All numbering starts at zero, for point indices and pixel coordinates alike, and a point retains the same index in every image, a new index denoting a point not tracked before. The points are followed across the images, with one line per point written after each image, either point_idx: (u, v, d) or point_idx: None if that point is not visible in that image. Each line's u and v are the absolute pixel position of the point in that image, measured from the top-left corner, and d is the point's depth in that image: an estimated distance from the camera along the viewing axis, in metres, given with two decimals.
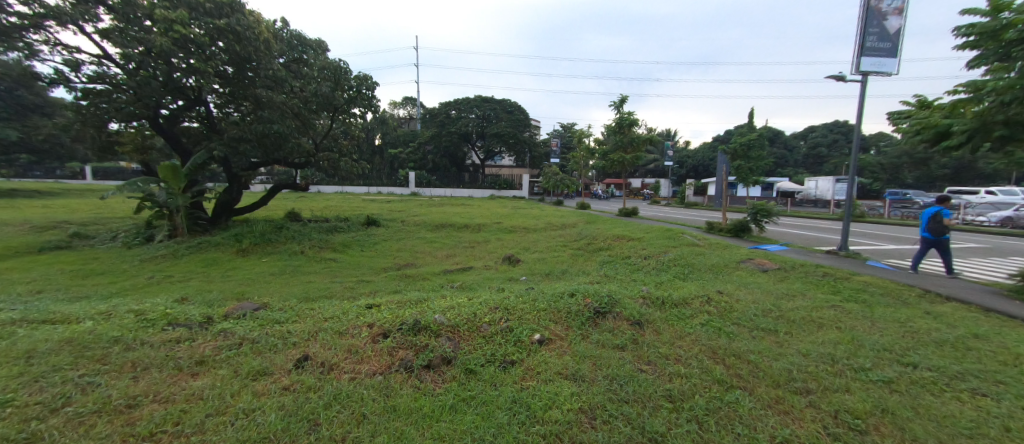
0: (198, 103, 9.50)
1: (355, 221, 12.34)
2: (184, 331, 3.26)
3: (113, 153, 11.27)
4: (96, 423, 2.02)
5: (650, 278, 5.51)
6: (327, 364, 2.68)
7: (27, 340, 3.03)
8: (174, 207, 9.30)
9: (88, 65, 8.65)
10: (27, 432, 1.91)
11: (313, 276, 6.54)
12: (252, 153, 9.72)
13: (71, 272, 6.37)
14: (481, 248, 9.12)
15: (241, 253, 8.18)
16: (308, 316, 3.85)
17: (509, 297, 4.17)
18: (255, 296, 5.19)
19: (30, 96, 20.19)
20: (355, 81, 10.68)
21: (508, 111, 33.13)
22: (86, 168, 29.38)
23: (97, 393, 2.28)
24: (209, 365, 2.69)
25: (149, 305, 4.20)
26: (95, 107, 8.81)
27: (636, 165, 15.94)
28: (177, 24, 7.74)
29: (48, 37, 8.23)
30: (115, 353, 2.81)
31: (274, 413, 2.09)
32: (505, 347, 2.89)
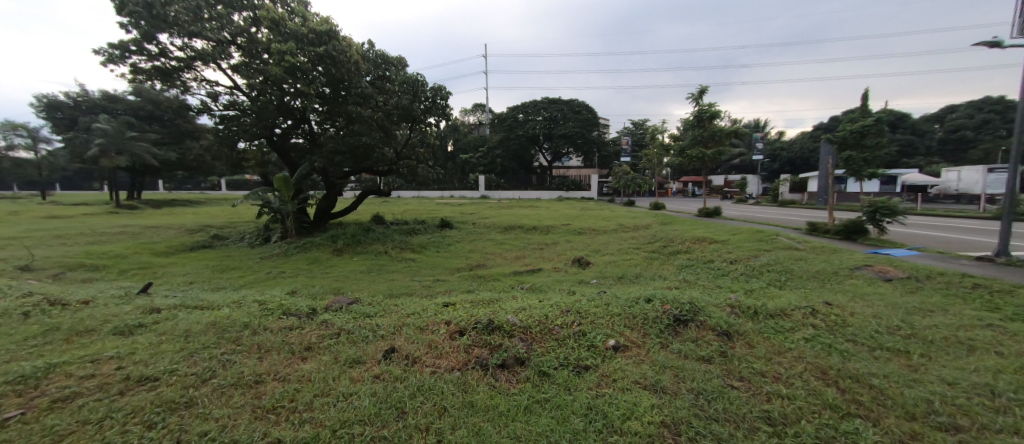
0: (303, 121, 10.94)
1: (431, 224, 13.16)
2: (296, 321, 3.78)
3: (241, 168, 13.50)
4: (234, 395, 2.42)
5: (738, 285, 5.01)
6: (411, 357, 2.88)
7: (186, 321, 3.76)
8: (285, 212, 10.82)
9: (223, 95, 10.46)
10: (186, 397, 2.37)
11: (395, 274, 7.12)
12: (344, 163, 10.92)
13: (212, 267, 7.77)
14: (550, 250, 9.14)
15: (336, 252, 9.22)
16: (393, 312, 4.19)
17: (580, 300, 4.10)
18: (348, 291, 5.83)
19: (185, 124, 25.17)
20: (431, 92, 11.49)
21: (576, 111, 32.60)
22: (222, 181, 35.73)
23: (233, 369, 2.74)
24: (315, 351, 3.08)
25: (268, 297, 4.95)
26: (228, 129, 10.63)
27: (718, 160, 14.62)
28: (288, 54, 8.96)
29: (197, 74, 10.11)
30: (246, 336, 3.35)
31: (368, 399, 2.31)
32: (579, 351, 2.84)
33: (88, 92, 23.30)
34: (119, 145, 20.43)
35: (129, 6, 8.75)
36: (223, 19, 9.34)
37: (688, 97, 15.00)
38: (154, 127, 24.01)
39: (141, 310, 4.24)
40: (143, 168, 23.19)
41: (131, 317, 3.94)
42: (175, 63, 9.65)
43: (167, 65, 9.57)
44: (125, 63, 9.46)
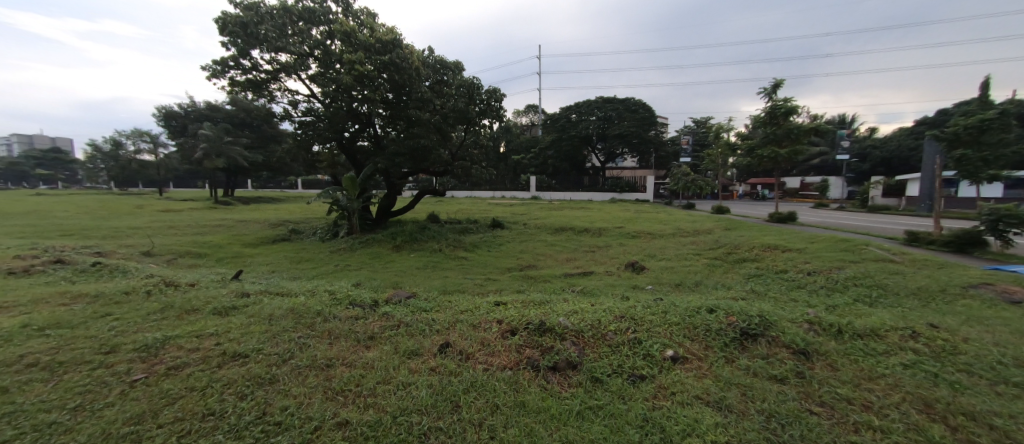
0: (368, 125, 11.74)
1: (483, 223, 13.45)
2: (360, 311, 4.07)
3: (315, 169, 14.83)
4: (309, 375, 2.67)
5: (816, 299, 4.51)
6: (465, 353, 2.97)
7: (269, 306, 4.22)
8: (351, 210, 11.67)
9: (302, 102, 11.56)
10: (270, 374, 2.67)
11: (449, 271, 7.39)
12: (404, 164, 11.55)
13: (290, 258, 8.63)
14: (602, 253, 8.92)
15: (395, 248, 9.78)
16: (447, 308, 4.34)
17: (635, 306, 3.94)
18: (405, 286, 6.16)
19: (269, 129, 28.20)
20: (486, 95, 11.77)
21: (632, 109, 31.42)
22: (299, 180, 39.54)
23: (308, 352, 3.02)
24: (377, 341, 3.29)
25: (337, 287, 5.40)
26: (305, 134, 11.73)
27: (794, 161, 13.27)
28: (357, 63, 9.67)
29: (281, 85, 11.28)
30: (318, 322, 3.69)
31: (425, 390, 2.42)
32: (634, 359, 2.74)
33: (196, 104, 27.04)
34: (219, 149, 23.44)
35: (230, 27, 10.02)
36: (304, 34, 10.33)
37: (759, 92, 13.79)
38: (245, 133, 27.22)
39: (233, 294, 4.84)
40: (236, 169, 26.39)
41: (226, 300, 4.50)
42: (264, 75, 10.86)
43: (258, 77, 10.80)
44: (226, 77, 10.83)
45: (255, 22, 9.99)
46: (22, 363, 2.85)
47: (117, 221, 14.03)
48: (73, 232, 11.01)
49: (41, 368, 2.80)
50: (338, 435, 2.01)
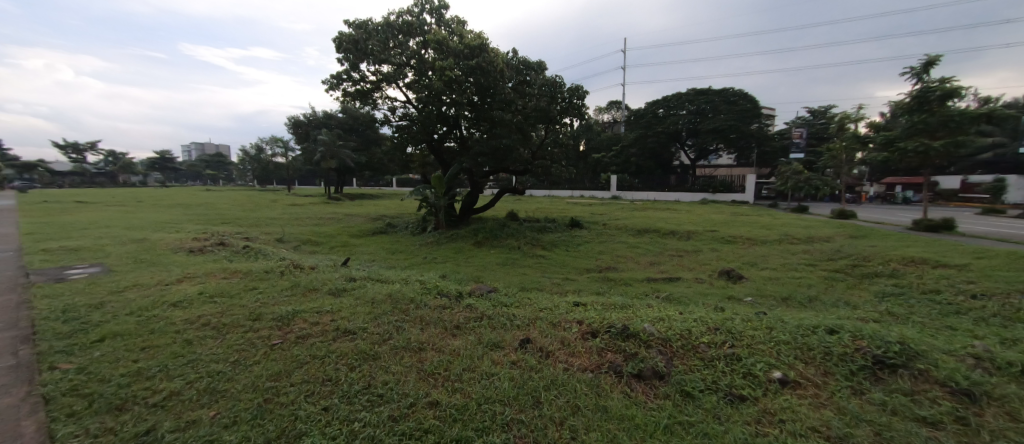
0: (455, 127, 12.45)
1: (561, 222, 13.36)
2: (448, 301, 4.36)
3: (409, 168, 16.25)
4: (404, 356, 2.95)
5: (984, 329, 3.58)
6: (545, 351, 2.99)
7: (371, 290, 4.76)
8: (439, 206, 12.52)
9: (399, 108, 12.73)
10: (373, 351, 3.01)
11: (527, 269, 7.51)
12: (487, 163, 12.01)
13: (387, 249, 9.61)
14: (691, 258, 8.24)
15: (477, 244, 10.25)
16: (527, 304, 4.42)
17: (732, 319, 3.56)
18: (486, 280, 6.41)
19: (371, 133, 31.64)
20: (568, 93, 11.69)
21: (731, 100, 28.30)
22: (394, 179, 43.72)
23: (404, 335, 3.34)
24: (463, 330, 3.50)
25: (426, 278, 5.85)
26: (401, 137, 12.90)
27: (952, 155, 10.66)
28: (447, 70, 10.32)
29: (383, 93, 12.55)
30: (412, 309, 4.04)
31: (508, 382, 2.50)
32: (732, 377, 2.48)
33: (316, 113, 31.52)
34: (332, 152, 27.04)
35: (344, 44, 11.45)
36: (403, 46, 11.35)
37: (904, 72, 11.34)
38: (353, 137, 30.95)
39: (343, 278, 5.56)
40: (345, 169, 30.18)
41: (338, 283, 5.19)
42: (369, 85, 12.20)
43: (364, 87, 12.17)
44: (339, 89, 12.42)
45: (363, 38, 11.27)
46: (200, 322, 3.65)
47: (259, 212, 17.07)
48: (230, 221, 13.69)
49: (212, 327, 3.54)
50: (430, 413, 2.18)
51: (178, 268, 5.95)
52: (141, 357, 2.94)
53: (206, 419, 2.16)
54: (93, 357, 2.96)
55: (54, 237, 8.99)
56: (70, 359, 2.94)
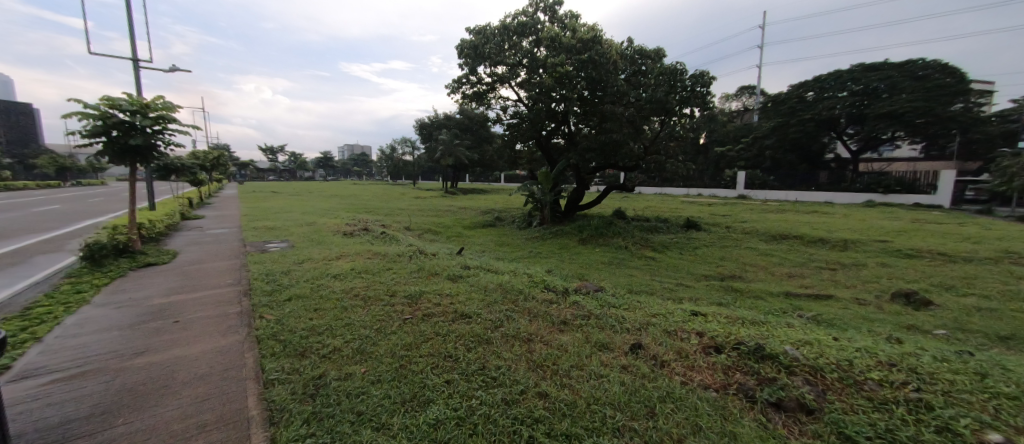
0: (564, 123, 12.43)
1: (675, 223, 12.27)
2: (554, 296, 4.41)
3: (517, 165, 16.87)
4: (514, 344, 3.09)
5: None
6: (659, 359, 2.79)
7: (484, 278, 5.12)
8: (544, 202, 12.68)
9: (511, 107, 13.24)
10: (487, 337, 3.22)
11: (635, 270, 7.10)
12: (595, 159, 11.70)
13: (495, 241, 10.18)
14: (847, 272, 6.73)
15: (582, 241, 10.13)
16: (637, 308, 4.18)
17: (916, 354, 2.78)
18: (592, 278, 6.29)
19: (483, 132, 33.80)
20: (691, 80, 10.59)
21: (919, 74, 21.93)
22: (502, 175, 46.01)
23: (513, 325, 3.49)
24: (570, 326, 3.49)
25: (533, 271, 6.02)
26: (512, 134, 13.41)
27: None
28: (559, 66, 10.33)
29: (496, 93, 13.25)
30: (520, 300, 4.20)
31: (618, 386, 2.41)
32: (918, 428, 1.93)
33: (438, 115, 35.02)
34: (450, 150, 29.75)
35: (465, 50, 12.41)
36: (517, 46, 11.75)
37: None
38: (467, 137, 33.52)
39: (459, 265, 6.09)
40: (460, 166, 32.91)
41: (455, 269, 5.71)
42: (485, 87, 13.00)
43: (480, 89, 13.01)
44: (459, 92, 13.53)
45: (482, 43, 12.04)
46: (352, 293, 4.42)
47: (391, 204, 19.84)
48: (371, 210, 16.22)
49: (361, 298, 4.27)
50: (541, 404, 2.23)
51: (336, 247, 7.30)
52: (314, 316, 3.71)
53: (358, 374, 2.60)
54: (284, 312, 3.84)
55: (259, 218, 11.94)
56: (270, 311, 3.87)
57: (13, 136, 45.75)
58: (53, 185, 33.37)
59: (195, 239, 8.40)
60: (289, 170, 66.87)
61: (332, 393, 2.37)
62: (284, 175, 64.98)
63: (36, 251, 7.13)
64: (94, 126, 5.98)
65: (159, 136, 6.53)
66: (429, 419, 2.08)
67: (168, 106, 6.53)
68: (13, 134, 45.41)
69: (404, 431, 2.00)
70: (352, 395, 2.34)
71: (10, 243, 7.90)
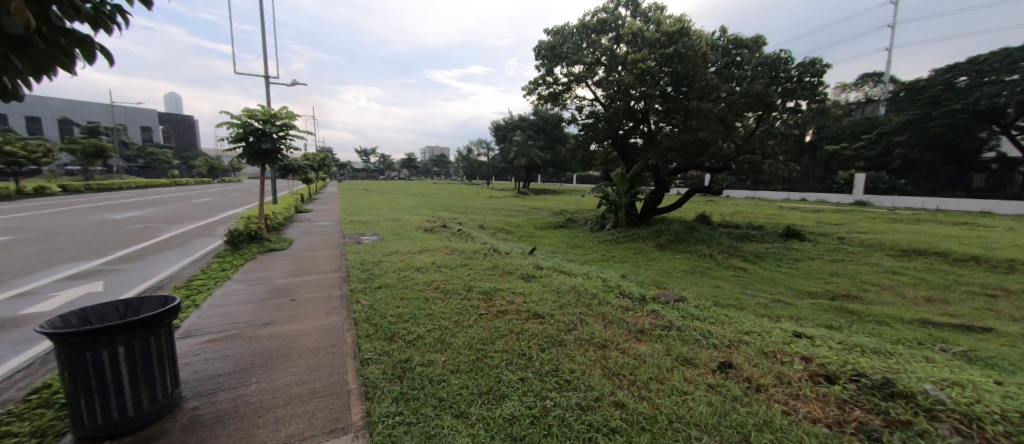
0: (643, 122, 11.82)
1: (771, 231, 10.92)
2: (630, 303, 4.22)
3: (591, 165, 16.49)
4: (589, 349, 3.02)
5: None
6: (754, 383, 2.50)
7: (557, 280, 5.09)
8: (619, 204, 12.16)
9: (587, 106, 12.97)
10: (560, 339, 3.19)
11: (722, 281, 6.48)
12: (678, 160, 10.91)
13: (566, 243, 10.07)
14: (1012, 301, 5.35)
15: (659, 247, 9.54)
16: (724, 321, 3.80)
17: None
18: (670, 287, 5.88)
19: (557, 132, 33.72)
20: (797, 69, 9.30)
21: None
22: (575, 176, 45.43)
23: (587, 329, 3.42)
24: (648, 336, 3.30)
25: (608, 276, 5.83)
26: (587, 135, 13.13)
27: None
28: (641, 62, 9.83)
29: (573, 93, 13.10)
30: (594, 304, 4.10)
31: (704, 407, 2.22)
32: None
33: (513, 117, 35.70)
34: (524, 151, 30.21)
35: (543, 52, 12.45)
36: (595, 44, 11.45)
37: None
38: (541, 137, 33.71)
39: (532, 265, 6.15)
40: (533, 166, 33.20)
41: (528, 269, 5.78)
42: (561, 87, 12.94)
43: (557, 89, 12.96)
44: (536, 93, 13.64)
45: (560, 43, 11.96)
46: (433, 286, 4.73)
47: (467, 203, 20.78)
48: (449, 208, 17.17)
49: (441, 291, 4.55)
50: (616, 414, 2.15)
51: (419, 242, 7.86)
52: (399, 304, 4.04)
53: (439, 362, 2.77)
54: (375, 298, 4.25)
55: (355, 214, 13.37)
56: (364, 297, 4.31)
57: (180, 142, 57.39)
58: (205, 182, 41.12)
59: (305, 230, 9.71)
60: (379, 170, 73.77)
61: (416, 377, 2.55)
62: (375, 175, 71.83)
63: (194, 235, 8.86)
64: (237, 133, 7.25)
65: (282, 141, 7.66)
66: (505, 414, 2.13)
67: (290, 115, 7.63)
68: (180, 141, 56.94)
69: (481, 422, 2.07)
70: (434, 381, 2.50)
71: (177, 228, 9.92)
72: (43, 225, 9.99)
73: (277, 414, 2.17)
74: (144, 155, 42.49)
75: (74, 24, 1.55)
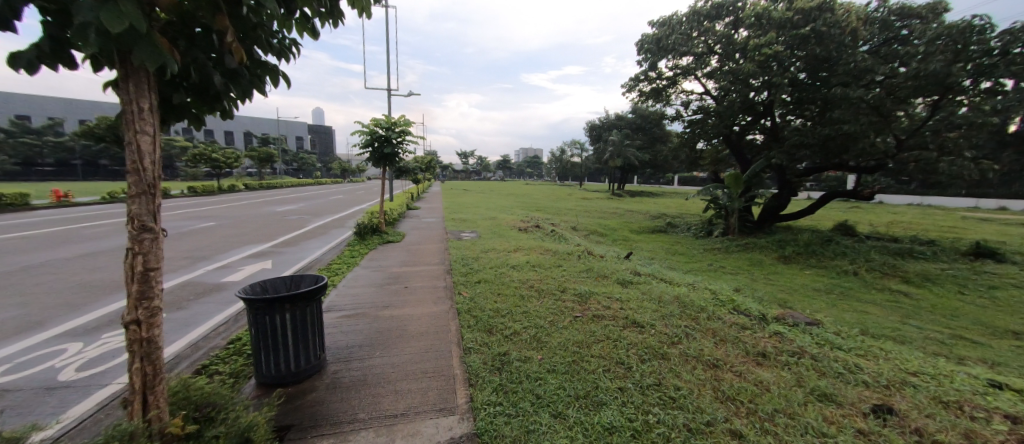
0: (765, 115, 10.33)
1: (948, 248, 8.56)
2: (747, 321, 3.72)
3: (698, 165, 15.03)
4: (697, 367, 2.75)
5: None
6: (927, 437, 1.99)
7: (658, 288, 4.76)
8: (731, 209, 10.79)
9: (695, 101, 11.83)
10: (663, 352, 2.98)
11: (872, 306, 5.29)
12: (811, 158, 9.26)
13: (666, 249, 9.32)
14: None
15: (783, 260, 8.21)
16: (879, 355, 3.09)
17: None
18: (799, 307, 5.00)
19: (657, 130, 31.61)
20: (999, 39, 7.12)
21: None
22: (677, 177, 42.03)
23: (694, 344, 3.13)
24: (772, 361, 2.86)
25: (717, 288, 5.25)
26: (693, 132, 11.99)
27: None
28: (766, 47, 8.57)
29: (679, 87, 12.10)
30: (702, 319, 3.71)
31: None
32: None
33: (609, 116, 34.42)
34: (619, 151, 29.02)
35: (646, 45, 11.71)
36: (708, 32, 10.37)
37: None
38: (639, 136, 31.98)
39: (629, 271, 5.85)
40: (629, 167, 31.61)
41: (624, 274, 5.51)
42: (665, 82, 12.05)
43: (660, 85, 12.11)
44: (636, 90, 12.94)
45: (666, 35, 11.08)
46: (528, 284, 4.83)
47: (559, 204, 20.77)
48: (542, 209, 17.36)
49: (536, 290, 4.62)
50: None
51: (514, 241, 8.13)
52: (497, 300, 4.22)
53: (536, 359, 2.82)
54: (475, 292, 4.51)
55: (455, 212, 14.40)
56: (465, 290, 4.62)
57: (321, 149, 68.98)
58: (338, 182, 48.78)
59: (414, 225, 10.80)
60: (476, 171, 78.35)
61: (515, 371, 2.63)
62: (472, 176, 76.42)
63: (331, 227, 10.56)
64: (365, 140, 8.42)
65: (400, 145, 8.65)
66: (604, 422, 2.06)
67: (407, 122, 8.59)
68: (321, 148, 68.46)
69: (580, 426, 2.04)
70: (531, 378, 2.54)
71: (319, 220, 11.93)
72: (233, 215, 12.96)
73: (396, 387, 2.45)
74: (296, 160, 52.22)
75: (272, 56, 1.97)
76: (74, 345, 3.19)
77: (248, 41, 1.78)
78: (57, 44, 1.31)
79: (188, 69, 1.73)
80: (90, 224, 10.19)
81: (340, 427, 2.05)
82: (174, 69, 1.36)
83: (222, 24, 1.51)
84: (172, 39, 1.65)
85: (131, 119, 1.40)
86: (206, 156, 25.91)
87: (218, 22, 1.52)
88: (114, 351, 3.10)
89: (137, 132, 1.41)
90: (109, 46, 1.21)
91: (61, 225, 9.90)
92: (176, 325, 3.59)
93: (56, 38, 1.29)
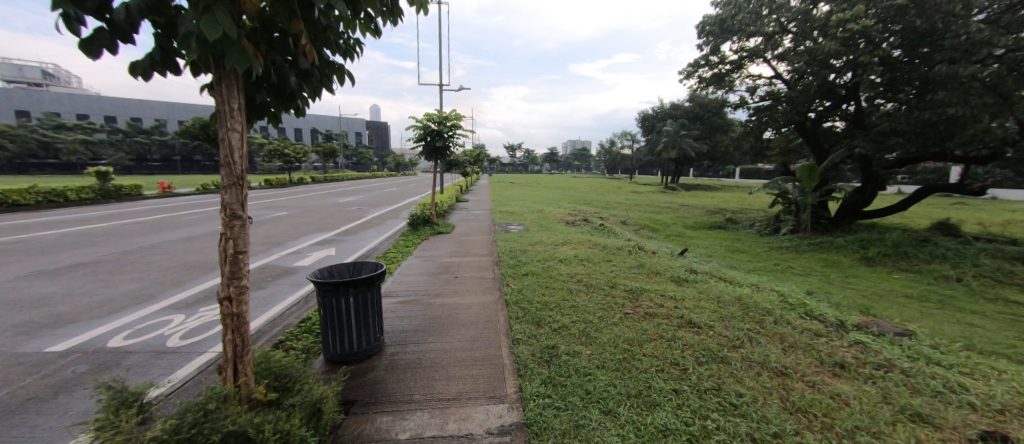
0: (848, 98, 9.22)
1: None
2: (822, 327, 3.38)
3: (764, 156, 13.84)
4: (762, 374, 2.55)
5: None
6: None
7: (717, 288, 4.46)
8: (803, 204, 9.79)
9: (763, 86, 10.85)
10: (723, 354, 2.81)
11: (981, 318, 4.56)
12: (905, 147, 8.14)
13: (725, 246, 8.71)
14: None
15: (865, 261, 7.33)
16: (990, 375, 2.66)
17: None
18: (885, 315, 4.45)
19: (717, 119, 29.68)
20: None
21: None
22: (739, 170, 39.11)
23: (759, 348, 2.91)
24: (852, 374, 2.58)
25: (786, 290, 4.80)
26: (760, 120, 11.02)
27: None
28: (852, 21, 7.57)
29: (745, 72, 11.14)
30: (769, 322, 3.43)
31: None
32: None
33: (663, 106, 32.68)
34: (674, 142, 27.62)
35: (707, 28, 10.88)
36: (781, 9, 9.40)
37: None
38: (697, 126, 30.12)
39: (684, 268, 5.53)
40: (684, 159, 29.84)
41: (679, 272, 5.24)
42: (729, 67, 11.17)
43: (723, 69, 11.23)
44: (695, 77, 12.15)
45: (731, 15, 10.16)
46: (577, 279, 4.75)
47: (608, 197, 20.22)
48: (590, 202, 17.00)
49: (585, 284, 4.55)
50: None
51: (563, 234, 8.02)
52: (545, 293, 4.21)
53: (585, 354, 2.78)
54: (523, 284, 4.55)
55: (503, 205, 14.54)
56: (513, 282, 4.67)
57: (376, 143, 72.84)
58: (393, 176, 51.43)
59: (463, 217, 11.07)
60: (522, 164, 78.60)
61: (564, 365, 2.62)
62: (519, 168, 76.96)
63: (386, 217, 11.16)
64: (420, 134, 8.73)
65: (451, 138, 8.87)
66: (658, 423, 1.99)
67: (457, 116, 8.80)
68: (377, 142, 72.40)
69: (631, 424, 1.99)
70: (580, 373, 2.51)
71: (376, 211, 12.68)
72: (303, 205, 14.16)
73: (449, 372, 2.55)
74: (356, 154, 55.75)
75: (338, 55, 2.08)
76: (177, 317, 3.68)
77: (319, 42, 1.90)
78: (165, 54, 1.48)
79: (269, 71, 1.88)
80: (188, 212, 11.69)
81: (398, 405, 2.17)
82: (257, 70, 1.47)
83: (298, 27, 1.61)
84: (255, 44, 1.80)
85: (224, 117, 1.55)
86: (279, 151, 28.40)
87: (294, 26, 1.62)
88: (210, 323, 3.54)
89: (229, 130, 1.56)
90: (206, 53, 1.34)
91: (165, 212, 11.44)
92: (258, 303, 4.02)
93: (164, 48, 1.47)
